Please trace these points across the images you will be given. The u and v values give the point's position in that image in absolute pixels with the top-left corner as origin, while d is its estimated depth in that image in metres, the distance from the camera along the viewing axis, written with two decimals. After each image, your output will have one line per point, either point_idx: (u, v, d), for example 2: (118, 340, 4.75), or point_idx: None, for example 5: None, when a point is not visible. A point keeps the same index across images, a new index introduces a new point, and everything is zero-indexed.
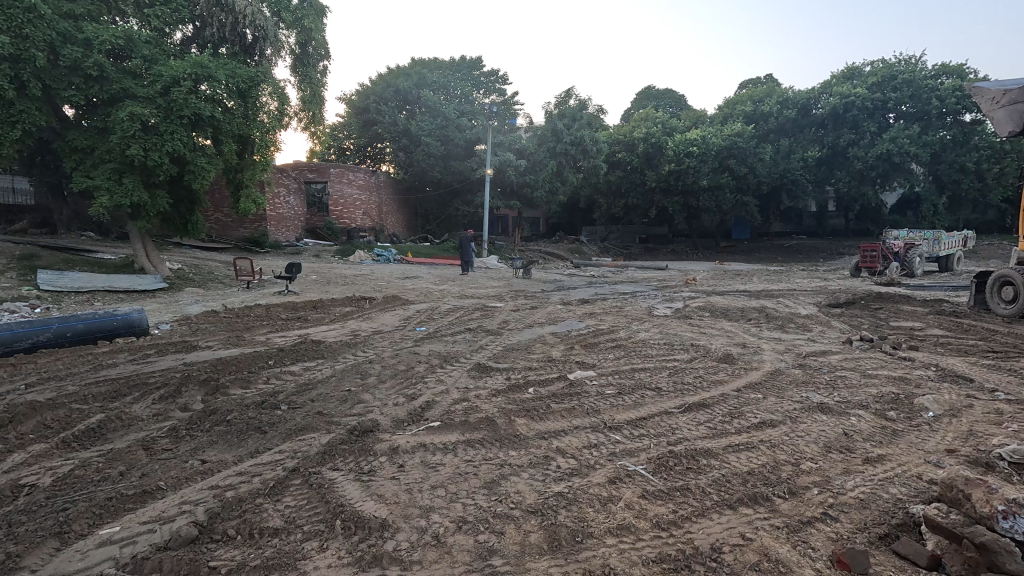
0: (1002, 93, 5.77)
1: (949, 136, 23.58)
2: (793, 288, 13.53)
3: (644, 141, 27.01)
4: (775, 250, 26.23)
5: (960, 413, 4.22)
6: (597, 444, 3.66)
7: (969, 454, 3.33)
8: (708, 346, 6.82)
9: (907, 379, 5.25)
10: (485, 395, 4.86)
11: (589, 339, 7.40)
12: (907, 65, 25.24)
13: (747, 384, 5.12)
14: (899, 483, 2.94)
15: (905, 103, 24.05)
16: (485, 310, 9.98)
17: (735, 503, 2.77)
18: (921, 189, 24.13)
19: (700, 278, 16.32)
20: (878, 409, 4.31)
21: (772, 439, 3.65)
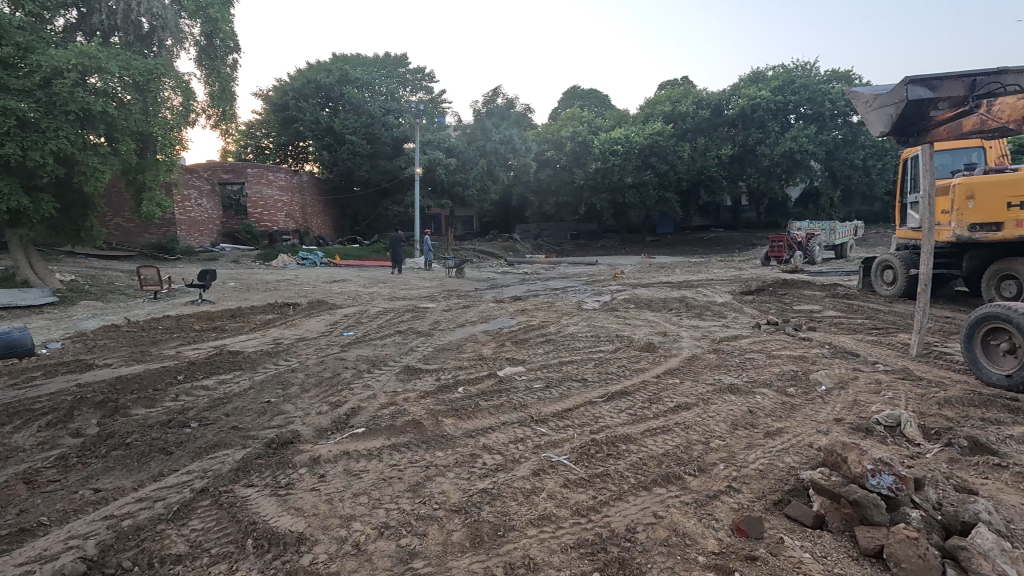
0: (873, 96, 5.68)
1: (841, 136, 26.07)
2: (711, 278, 14.43)
3: (571, 140, 27.73)
4: (696, 243, 27.80)
5: (847, 385, 4.70)
6: (523, 438, 3.72)
7: (853, 421, 3.70)
8: (631, 337, 7.12)
9: (805, 357, 5.76)
10: (414, 397, 4.80)
11: (520, 335, 7.49)
12: (803, 71, 27.67)
13: (665, 370, 5.40)
14: (793, 453, 3.21)
15: (803, 105, 26.32)
16: (416, 312, 9.83)
17: (649, 484, 2.92)
18: (819, 184, 26.47)
19: (626, 272, 16.99)
20: (779, 387, 4.71)
21: (686, 421, 3.88)
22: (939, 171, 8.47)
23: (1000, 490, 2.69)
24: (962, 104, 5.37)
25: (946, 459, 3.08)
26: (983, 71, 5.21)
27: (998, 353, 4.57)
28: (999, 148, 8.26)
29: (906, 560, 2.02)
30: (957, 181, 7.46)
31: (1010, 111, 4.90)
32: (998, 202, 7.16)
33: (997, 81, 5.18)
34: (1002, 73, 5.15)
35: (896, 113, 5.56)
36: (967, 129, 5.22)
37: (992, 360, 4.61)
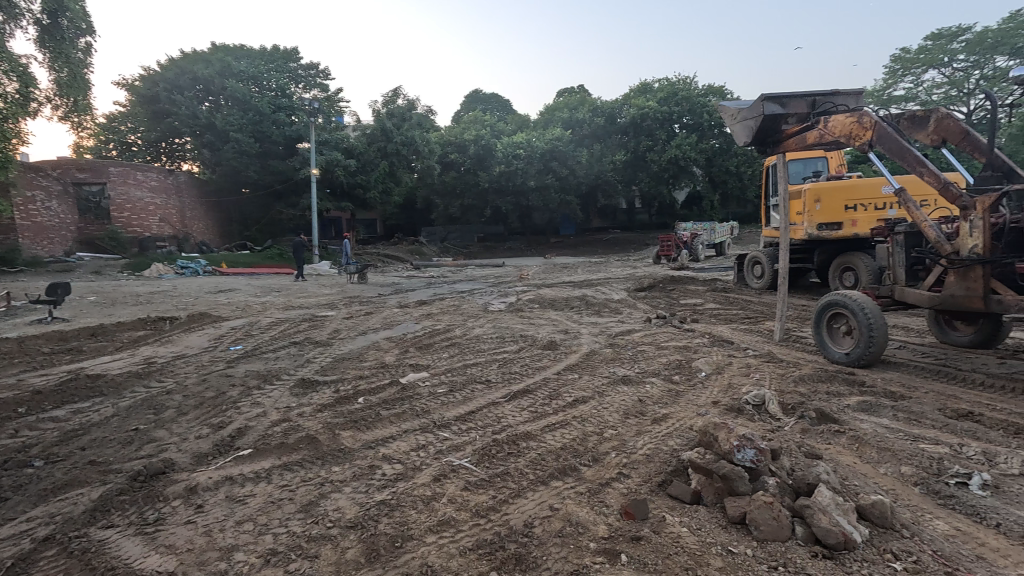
0: (736, 111, 6.52)
1: (718, 145, 28.84)
2: (609, 276, 15.24)
3: (475, 143, 27.93)
4: (596, 244, 29.20)
5: (723, 370, 5.21)
6: (425, 444, 3.66)
7: (727, 403, 4.10)
8: (534, 336, 7.30)
9: (689, 347, 6.29)
10: (310, 411, 4.53)
11: (425, 340, 7.38)
12: (684, 84, 30.25)
13: (565, 366, 5.62)
14: (676, 436, 3.48)
15: (685, 116, 28.75)
16: (314, 321, 9.29)
17: (547, 478, 3.01)
18: (701, 188, 29.05)
19: (531, 273, 17.39)
20: (666, 375, 5.10)
21: (582, 414, 4.06)
22: (793, 177, 9.70)
23: (839, 452, 3.13)
24: (807, 120, 6.16)
25: (799, 430, 3.52)
26: (822, 92, 6.04)
27: (839, 335, 5.33)
28: (838, 158, 9.65)
29: (763, 523, 2.27)
30: (807, 187, 8.67)
31: (841, 126, 5.68)
32: (838, 204, 8.36)
33: (832, 101, 6.04)
34: (835, 95, 6.02)
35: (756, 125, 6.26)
36: (811, 141, 6.00)
37: (834, 341, 5.36)
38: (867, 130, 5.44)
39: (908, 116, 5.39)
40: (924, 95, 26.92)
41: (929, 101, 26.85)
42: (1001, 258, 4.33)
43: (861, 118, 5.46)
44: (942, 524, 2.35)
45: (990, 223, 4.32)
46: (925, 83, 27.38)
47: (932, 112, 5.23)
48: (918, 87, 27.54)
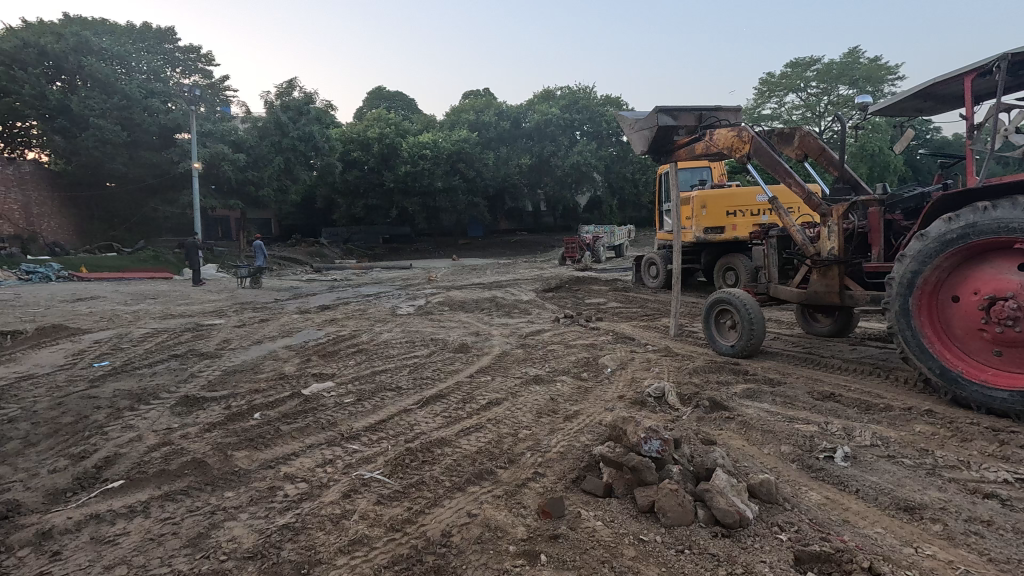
0: (634, 120, 6.89)
1: (615, 152, 30.58)
2: (517, 277, 15.51)
3: (378, 141, 27.10)
4: (504, 245, 29.55)
5: (626, 365, 5.50)
6: (332, 459, 3.44)
7: (632, 397, 4.32)
8: (445, 339, 7.20)
9: (595, 345, 6.55)
10: (196, 432, 4.05)
11: (329, 348, 6.97)
12: (584, 94, 31.70)
13: (478, 369, 5.60)
14: (586, 432, 3.59)
15: (585, 123, 30.16)
16: (199, 331, 8.38)
17: (464, 484, 2.96)
18: (601, 193, 30.60)
19: (439, 275, 17.15)
20: (575, 373, 5.28)
21: (496, 415, 4.07)
22: (683, 185, 10.53)
23: (730, 437, 3.43)
24: (695, 132, 6.70)
25: (696, 419, 3.80)
26: (707, 107, 6.60)
27: (725, 329, 5.86)
28: (719, 168, 10.63)
29: (670, 510, 2.40)
30: (694, 195, 9.46)
31: (725, 139, 6.24)
32: (721, 210, 9.22)
33: (716, 116, 6.63)
34: (718, 111, 6.62)
35: (651, 135, 6.69)
36: (699, 152, 6.52)
37: (721, 335, 5.88)
38: (746, 144, 6.04)
39: (778, 133, 6.06)
40: (786, 116, 30.58)
41: (790, 120, 30.57)
42: (852, 259, 5.00)
43: (741, 133, 6.05)
44: (815, 494, 2.65)
45: (843, 228, 4.98)
46: (786, 105, 31.11)
47: (796, 130, 5.92)
48: (781, 108, 31.23)
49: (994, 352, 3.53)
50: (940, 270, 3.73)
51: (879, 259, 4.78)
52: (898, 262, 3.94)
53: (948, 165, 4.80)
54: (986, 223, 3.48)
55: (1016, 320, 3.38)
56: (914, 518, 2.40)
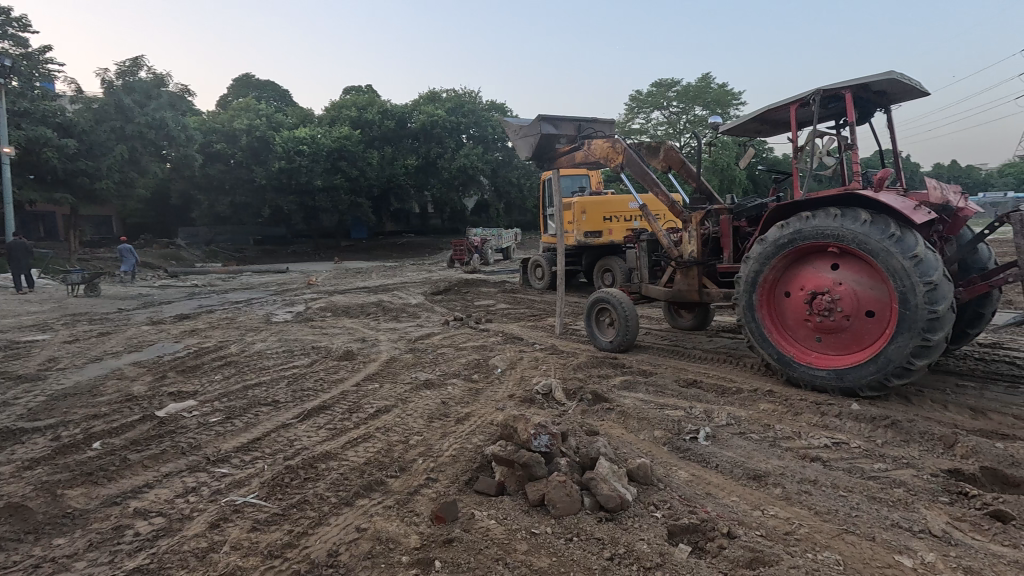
0: (519, 127, 7.15)
1: (501, 157, 31.25)
2: (404, 280, 15.16)
3: (247, 133, 24.85)
4: (389, 247, 28.67)
5: (515, 364, 5.64)
6: (197, 486, 3.06)
7: (521, 395, 4.44)
8: (328, 347, 6.78)
9: (484, 346, 6.63)
10: (10, 472, 3.34)
11: (190, 362, 6.19)
12: (470, 98, 31.99)
13: (365, 376, 5.35)
14: (478, 433, 3.60)
15: (471, 127, 30.46)
16: (14, 349, 6.95)
17: (351, 498, 2.81)
18: (487, 197, 31.04)
19: (320, 279, 16.14)
20: (466, 375, 5.29)
21: (386, 424, 3.92)
22: (565, 191, 11.09)
23: (611, 427, 3.68)
24: (574, 141, 7.09)
25: (581, 412, 4.02)
26: (585, 118, 7.03)
27: (604, 326, 6.28)
28: (596, 176, 11.40)
29: (559, 501, 2.51)
30: (575, 201, 10.03)
31: (601, 149, 6.69)
32: (598, 216, 9.87)
33: (593, 127, 7.09)
34: (595, 122, 7.08)
35: (535, 143, 6.98)
36: (578, 160, 6.90)
37: (601, 331, 6.30)
38: (619, 154, 6.52)
39: (646, 145, 6.64)
40: (652, 131, 33.66)
41: (655, 135, 33.69)
42: (708, 261, 5.65)
43: (614, 144, 6.52)
44: (683, 473, 2.94)
45: (701, 234, 5.62)
46: (652, 121, 34.25)
47: (662, 144, 6.53)
48: (648, 123, 34.29)
49: (815, 338, 4.20)
50: (776, 269, 4.37)
51: (730, 261, 5.46)
52: (744, 263, 4.55)
53: (779, 181, 5.64)
54: (808, 229, 4.13)
55: (829, 310, 4.06)
56: (760, 485, 2.77)
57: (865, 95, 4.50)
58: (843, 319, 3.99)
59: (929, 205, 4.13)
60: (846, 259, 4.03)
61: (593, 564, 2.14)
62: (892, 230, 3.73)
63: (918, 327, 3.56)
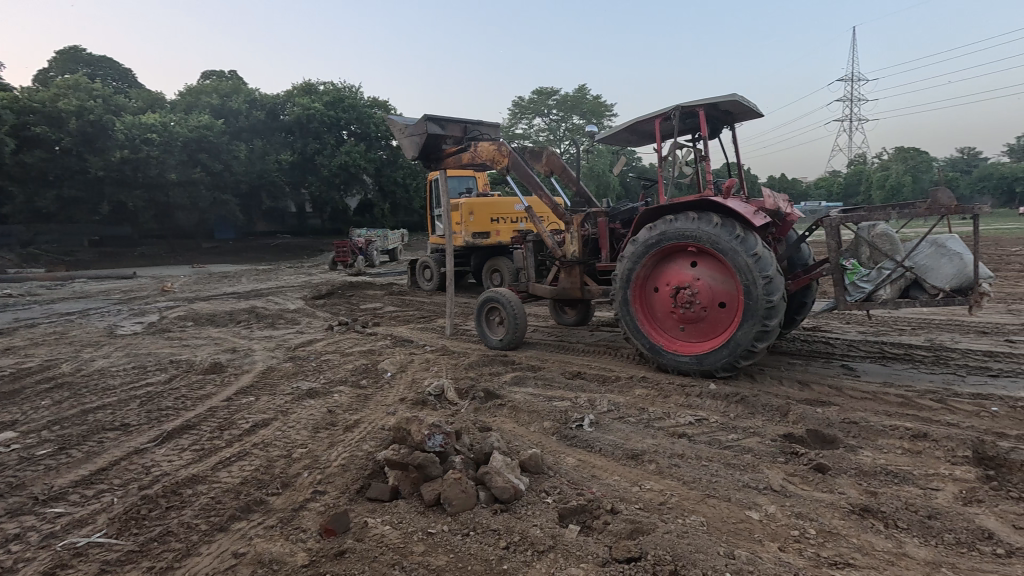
0: (405, 125, 6.96)
1: (385, 156, 30.30)
2: (280, 285, 14.02)
3: (77, 115, 21.21)
4: (261, 249, 26.26)
5: (406, 367, 5.52)
6: (21, 533, 2.56)
7: (413, 398, 4.36)
8: (190, 360, 6.04)
9: (372, 350, 6.39)
10: None
11: (5, 387, 5.12)
12: (350, 92, 30.60)
13: (238, 390, 4.87)
14: (369, 439, 3.47)
15: (352, 123, 29.20)
16: None
17: (226, 522, 2.55)
18: (371, 196, 29.91)
19: (177, 285, 14.30)
20: (353, 381, 5.06)
21: (264, 438, 3.62)
22: (452, 192, 11.13)
23: (503, 421, 3.78)
24: (461, 142, 7.11)
25: (473, 410, 4.06)
26: (471, 120, 7.10)
27: (494, 325, 6.41)
28: (483, 178, 11.59)
29: (455, 498, 2.52)
30: (463, 202, 10.11)
31: (487, 152, 6.80)
32: (485, 217, 10.07)
33: (479, 130, 7.18)
34: (480, 125, 7.18)
35: (421, 142, 6.86)
36: (465, 161, 6.94)
37: (491, 330, 6.42)
38: (504, 157, 6.67)
39: (530, 150, 6.89)
40: (535, 136, 35.03)
41: (538, 141, 35.08)
42: (588, 260, 6.03)
43: (500, 147, 6.67)
44: (571, 459, 3.12)
45: (582, 235, 5.97)
46: (534, 127, 35.58)
47: (544, 149, 6.82)
48: (530, 129, 35.61)
49: (679, 328, 4.70)
50: (646, 267, 4.81)
51: (608, 260, 5.87)
52: (620, 261, 4.95)
53: (647, 187, 6.19)
54: (672, 231, 4.61)
55: (691, 303, 4.57)
56: (637, 462, 3.04)
57: (715, 113, 5.14)
58: (702, 310, 4.52)
59: (765, 210, 4.82)
60: (703, 258, 4.57)
61: (489, 555, 2.19)
62: (738, 232, 4.30)
63: (759, 314, 4.16)
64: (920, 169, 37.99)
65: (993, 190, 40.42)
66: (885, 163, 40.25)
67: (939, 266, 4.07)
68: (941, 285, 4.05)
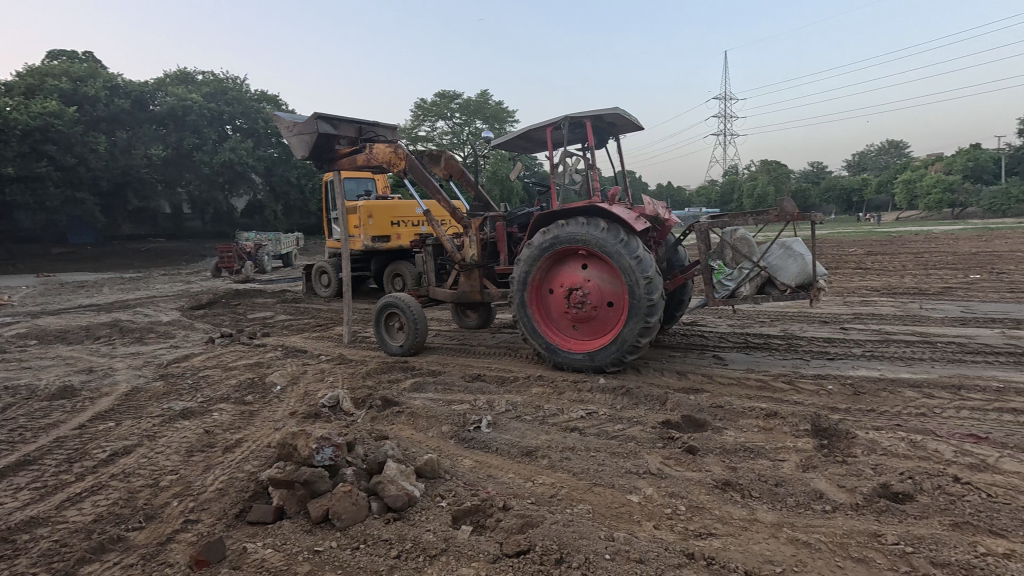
0: (292, 123, 6.59)
1: (276, 154, 28.42)
2: (151, 295, 12.53)
3: None
4: (128, 255, 23.23)
5: (298, 379, 5.21)
6: None
7: (305, 411, 4.14)
8: (32, 385, 5.18)
9: (260, 363, 5.94)
10: None
11: None
12: (233, 84, 28.35)
13: (94, 415, 4.28)
14: (253, 458, 3.24)
15: (238, 118, 27.09)
16: None
17: (74, 568, 2.24)
18: (261, 197, 27.87)
19: (16, 298, 12.17)
20: (237, 397, 4.67)
21: (126, 468, 3.22)
22: (350, 194, 10.71)
23: (400, 429, 3.72)
24: (355, 143, 6.89)
25: (370, 420, 3.94)
26: (365, 121, 6.90)
27: (394, 331, 6.29)
28: (383, 180, 11.32)
29: (344, 512, 2.43)
30: (361, 204, 9.76)
31: (383, 154, 6.64)
32: (385, 220, 9.84)
33: (374, 131, 6.99)
34: (376, 126, 7.00)
35: (310, 142, 6.53)
36: (360, 163, 6.74)
37: (390, 336, 6.29)
38: (400, 160, 6.55)
39: (427, 153, 6.83)
40: (438, 139, 34.83)
41: (441, 144, 34.94)
42: (487, 263, 6.12)
43: (396, 149, 6.54)
44: (469, 461, 3.16)
45: (480, 238, 6.06)
46: (437, 130, 35.38)
47: (442, 153, 6.80)
48: (434, 132, 35.35)
49: (573, 327, 4.95)
50: (541, 270, 5.01)
51: (506, 263, 6.01)
52: (516, 265, 5.10)
53: (542, 192, 6.44)
54: (563, 235, 4.84)
55: (582, 303, 4.82)
56: (531, 458, 3.15)
57: (601, 125, 5.48)
58: (592, 310, 4.80)
59: (645, 216, 5.22)
60: (592, 260, 4.84)
61: (380, 566, 2.15)
62: (622, 236, 4.61)
63: (642, 312, 4.49)
64: (779, 180, 43.40)
65: (835, 200, 47.27)
66: (753, 175, 45.40)
67: (787, 265, 4.66)
68: (789, 282, 4.63)
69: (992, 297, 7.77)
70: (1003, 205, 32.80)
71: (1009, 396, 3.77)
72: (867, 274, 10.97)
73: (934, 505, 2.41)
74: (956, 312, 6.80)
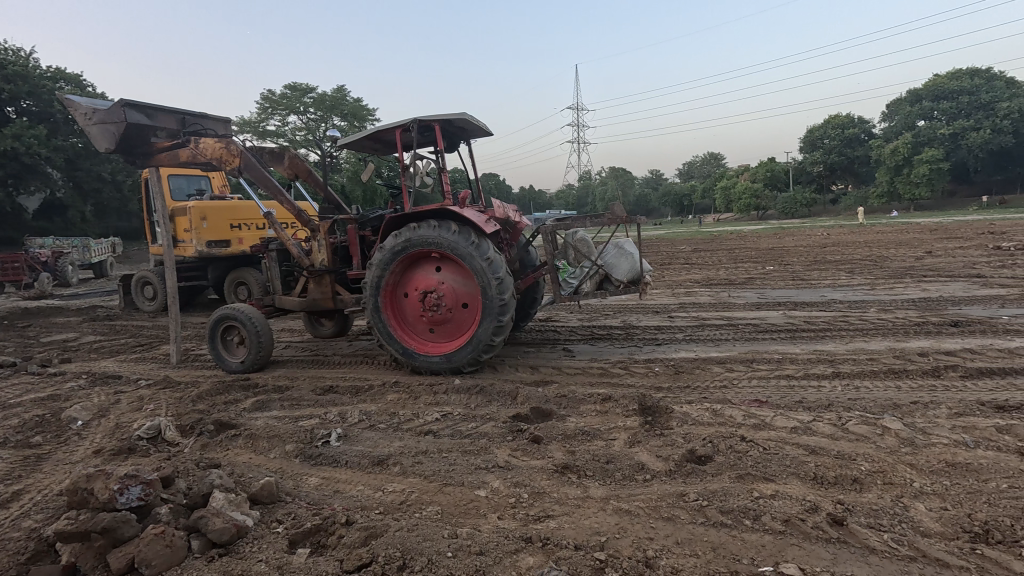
0: (93, 110, 5.62)
1: (80, 144, 23.92)
2: None
3: None
4: None
5: (108, 411, 4.44)
6: None
7: (115, 446, 3.54)
8: None
9: (55, 396, 4.93)
10: None
11: None
12: (14, 56, 23.13)
13: None
14: (37, 511, 2.69)
15: (24, 98, 22.20)
16: None
17: None
18: (63, 195, 23.22)
19: None
20: (20, 441, 3.82)
21: None
22: (178, 193, 9.43)
23: (236, 454, 3.39)
24: (178, 137, 6.09)
25: (200, 448, 3.51)
26: (190, 112, 6.15)
27: (233, 346, 5.68)
28: (220, 179, 10.20)
29: (154, 557, 2.14)
30: (192, 205, 8.63)
31: (212, 149, 5.96)
32: (224, 223, 8.85)
33: (202, 124, 6.26)
34: (202, 118, 6.28)
35: (117, 132, 5.61)
36: (184, 159, 5.97)
37: (230, 352, 5.68)
38: (234, 157, 5.94)
39: (267, 150, 6.29)
40: (290, 135, 32.40)
41: (293, 140, 32.55)
42: (338, 268, 5.83)
43: (228, 145, 5.91)
44: (314, 478, 2.99)
45: (330, 242, 5.76)
46: (288, 124, 32.76)
47: (285, 151, 6.31)
48: (284, 126, 32.77)
49: (429, 330, 4.96)
50: (394, 275, 4.93)
51: (359, 268, 5.78)
52: (369, 270, 4.95)
53: (396, 195, 6.33)
54: (415, 238, 4.80)
55: (437, 306, 4.84)
56: (382, 468, 3.08)
57: (450, 129, 5.56)
58: (447, 312, 4.84)
59: (496, 218, 5.41)
60: (446, 263, 4.88)
61: None
62: (473, 238, 4.70)
63: (495, 312, 4.64)
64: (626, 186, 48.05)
65: (671, 204, 53.69)
66: (604, 180, 49.70)
67: (619, 263, 5.22)
68: (622, 278, 5.19)
69: (780, 285, 9.50)
70: (793, 209, 40.20)
71: (785, 365, 4.65)
72: (692, 268, 12.67)
73: (726, 462, 2.87)
74: (755, 298, 8.18)
